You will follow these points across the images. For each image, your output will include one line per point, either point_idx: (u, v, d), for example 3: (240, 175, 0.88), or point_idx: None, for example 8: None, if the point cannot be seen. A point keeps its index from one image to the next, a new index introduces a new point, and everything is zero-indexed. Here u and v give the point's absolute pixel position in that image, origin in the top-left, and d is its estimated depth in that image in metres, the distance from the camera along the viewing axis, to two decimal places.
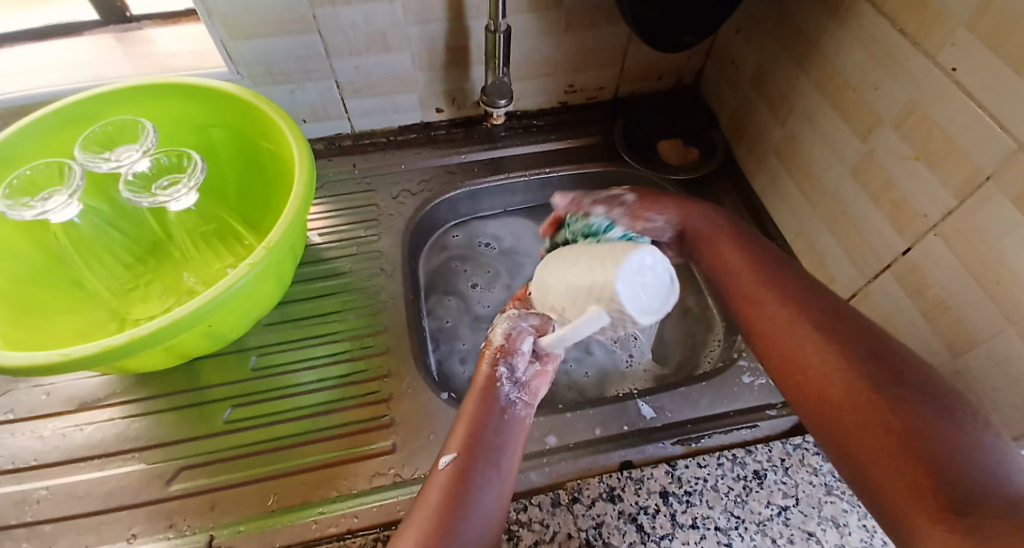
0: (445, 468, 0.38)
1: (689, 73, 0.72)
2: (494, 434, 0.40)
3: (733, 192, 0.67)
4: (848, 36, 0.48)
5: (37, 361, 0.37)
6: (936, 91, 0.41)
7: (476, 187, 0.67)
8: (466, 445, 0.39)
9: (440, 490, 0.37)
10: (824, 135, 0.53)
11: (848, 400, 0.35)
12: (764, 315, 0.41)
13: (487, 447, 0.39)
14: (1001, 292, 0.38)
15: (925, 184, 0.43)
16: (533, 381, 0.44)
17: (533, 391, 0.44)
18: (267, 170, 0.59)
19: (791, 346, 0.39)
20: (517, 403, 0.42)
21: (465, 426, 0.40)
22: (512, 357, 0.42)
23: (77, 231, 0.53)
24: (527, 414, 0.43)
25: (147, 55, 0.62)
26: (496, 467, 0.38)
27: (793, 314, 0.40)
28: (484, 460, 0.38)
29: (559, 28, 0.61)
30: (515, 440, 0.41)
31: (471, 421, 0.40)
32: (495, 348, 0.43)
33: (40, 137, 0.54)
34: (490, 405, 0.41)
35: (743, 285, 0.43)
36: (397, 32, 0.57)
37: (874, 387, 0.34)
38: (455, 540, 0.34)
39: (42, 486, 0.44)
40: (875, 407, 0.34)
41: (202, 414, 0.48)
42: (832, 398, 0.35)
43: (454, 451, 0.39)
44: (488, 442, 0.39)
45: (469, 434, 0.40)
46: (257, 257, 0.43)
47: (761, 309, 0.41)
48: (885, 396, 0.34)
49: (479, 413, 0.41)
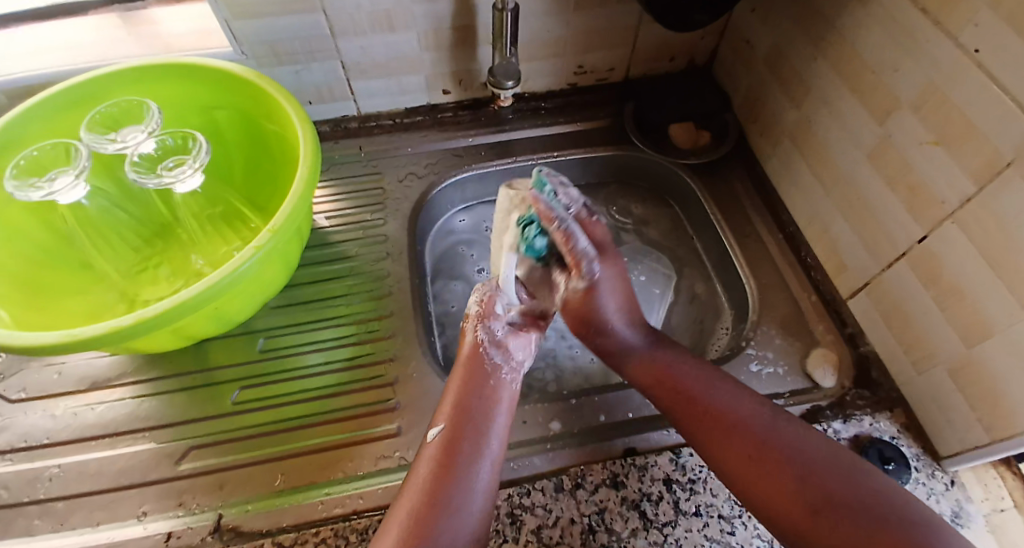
0: (432, 441, 0.40)
1: (701, 54, 0.70)
2: (481, 402, 0.42)
3: (745, 176, 0.66)
4: (868, 15, 0.46)
5: (45, 341, 0.37)
6: (958, 72, 0.39)
7: (484, 170, 0.66)
8: (452, 416, 0.41)
9: (432, 460, 0.39)
10: (840, 118, 0.51)
11: (784, 485, 0.36)
12: (680, 398, 0.43)
13: (475, 418, 0.41)
14: (1018, 283, 0.37)
15: (944, 170, 0.42)
16: (512, 341, 0.46)
17: (517, 352, 0.46)
18: (272, 152, 0.59)
19: (706, 417, 0.41)
20: (501, 367, 0.44)
21: (451, 397, 0.42)
22: (489, 320, 0.46)
23: (86, 213, 0.54)
24: (513, 380, 0.45)
25: (151, 36, 0.62)
26: (485, 433, 0.40)
27: (712, 398, 0.42)
28: (472, 428, 0.40)
29: (569, 7, 0.60)
30: (502, 405, 0.42)
31: (459, 392, 0.42)
32: (474, 317, 0.46)
33: (45, 118, 0.54)
34: (474, 374, 0.43)
35: (654, 369, 0.45)
36: (403, 11, 0.56)
37: (804, 470, 0.37)
38: (448, 506, 0.36)
39: (54, 464, 0.45)
40: (810, 490, 0.36)
41: (210, 394, 0.48)
42: (766, 483, 0.37)
43: (441, 424, 0.41)
44: (476, 412, 0.41)
45: (457, 403, 0.42)
46: (263, 240, 0.42)
47: (683, 391, 0.43)
48: (818, 478, 0.36)
49: (465, 384, 0.43)
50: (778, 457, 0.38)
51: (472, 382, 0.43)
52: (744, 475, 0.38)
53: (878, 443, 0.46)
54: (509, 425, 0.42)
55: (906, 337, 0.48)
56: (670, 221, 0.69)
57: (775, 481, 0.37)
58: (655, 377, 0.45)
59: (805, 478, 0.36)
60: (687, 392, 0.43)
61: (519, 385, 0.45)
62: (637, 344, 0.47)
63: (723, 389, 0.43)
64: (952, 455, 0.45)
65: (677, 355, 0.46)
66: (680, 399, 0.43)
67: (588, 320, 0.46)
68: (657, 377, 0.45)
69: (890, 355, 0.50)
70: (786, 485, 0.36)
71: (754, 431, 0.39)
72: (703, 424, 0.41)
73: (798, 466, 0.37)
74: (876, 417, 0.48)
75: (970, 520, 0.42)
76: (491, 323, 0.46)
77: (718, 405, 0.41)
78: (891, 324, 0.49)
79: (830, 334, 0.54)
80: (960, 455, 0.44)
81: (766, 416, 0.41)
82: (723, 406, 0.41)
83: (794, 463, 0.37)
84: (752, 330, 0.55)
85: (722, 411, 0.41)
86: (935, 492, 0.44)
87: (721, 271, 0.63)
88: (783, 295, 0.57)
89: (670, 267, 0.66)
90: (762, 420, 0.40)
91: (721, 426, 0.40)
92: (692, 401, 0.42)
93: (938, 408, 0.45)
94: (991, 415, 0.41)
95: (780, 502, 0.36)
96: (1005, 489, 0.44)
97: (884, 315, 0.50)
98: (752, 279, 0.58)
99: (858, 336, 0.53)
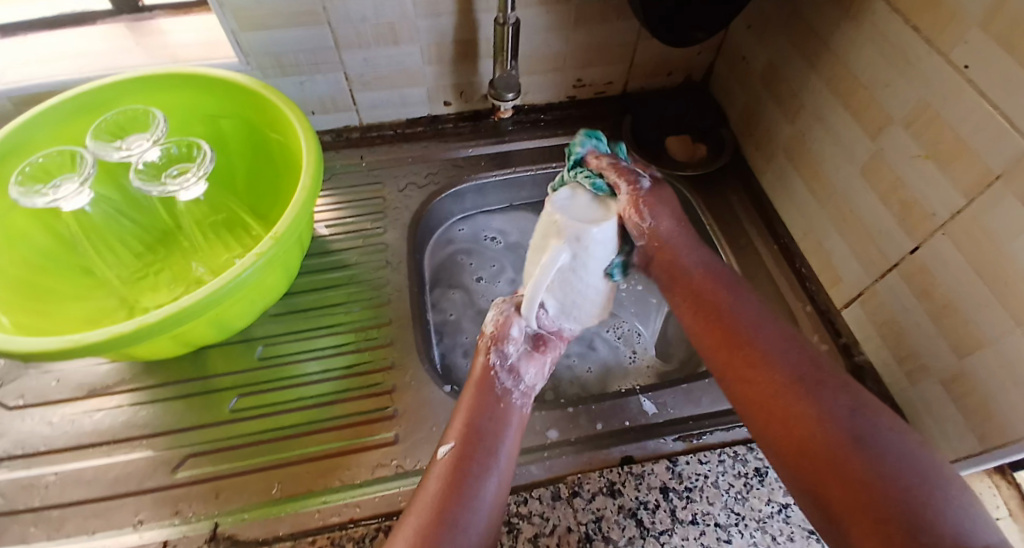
0: (442, 458, 0.40)
1: (698, 69, 0.72)
2: (490, 422, 0.42)
3: (740, 188, 0.67)
4: (860, 34, 0.47)
5: (46, 346, 0.38)
6: (947, 89, 0.40)
7: (483, 181, 0.67)
8: (464, 433, 0.41)
9: (440, 477, 0.39)
10: (834, 133, 0.52)
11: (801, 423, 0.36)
12: (716, 318, 0.44)
13: (484, 438, 0.41)
14: (1008, 294, 0.38)
15: (935, 184, 0.42)
16: (526, 365, 0.47)
17: (528, 375, 0.47)
18: (275, 160, 0.59)
19: (739, 344, 0.41)
20: (512, 391, 0.45)
21: (463, 415, 0.43)
22: (503, 343, 0.46)
23: (90, 222, 0.55)
24: (525, 403, 0.45)
25: (160, 46, 0.62)
26: (493, 453, 0.40)
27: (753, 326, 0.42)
28: (481, 447, 0.40)
29: (569, 22, 0.61)
30: (512, 424, 0.43)
31: (469, 411, 0.43)
32: (488, 339, 0.46)
33: (52, 127, 0.54)
34: (485, 394, 0.44)
35: (698, 291, 0.46)
36: (406, 25, 0.57)
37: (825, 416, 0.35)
38: (452, 519, 0.36)
39: (49, 472, 0.45)
40: (825, 435, 0.34)
41: (208, 402, 0.48)
42: (784, 422, 0.36)
43: (452, 441, 0.41)
44: (485, 432, 0.41)
45: (467, 421, 0.42)
46: (265, 247, 0.43)
47: (721, 315, 0.44)
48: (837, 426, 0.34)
49: (477, 403, 0.43)
50: (799, 402, 0.36)
51: (482, 400, 0.43)
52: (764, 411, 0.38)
53: None
54: (516, 448, 0.42)
55: (900, 348, 0.48)
56: None
57: (791, 422, 0.36)
58: (696, 299, 0.46)
59: (822, 423, 0.35)
60: (733, 323, 0.43)
61: (530, 408, 0.45)
62: (693, 270, 0.47)
63: (766, 328, 0.42)
64: (958, 459, 0.44)
65: (727, 285, 0.46)
66: (716, 319, 0.44)
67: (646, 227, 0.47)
68: (708, 304, 0.45)
69: (884, 365, 0.50)
70: (805, 423, 0.35)
71: (784, 373, 0.38)
72: (738, 358, 0.41)
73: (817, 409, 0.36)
74: None
75: None
76: (505, 345, 0.46)
77: (760, 343, 0.41)
78: (885, 335, 0.50)
79: (825, 344, 0.54)
80: (966, 459, 0.44)
81: (801, 362, 0.39)
82: (758, 336, 0.41)
83: (811, 406, 0.36)
84: None
85: (759, 348, 0.40)
86: None
87: None
88: (778, 306, 0.58)
89: None
90: (796, 364, 0.39)
91: (757, 362, 0.40)
92: (733, 335, 0.42)
93: (932, 418, 0.46)
94: (984, 426, 0.42)
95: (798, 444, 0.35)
96: (999, 498, 0.44)
97: (877, 325, 0.50)
98: None
99: (852, 347, 0.53)
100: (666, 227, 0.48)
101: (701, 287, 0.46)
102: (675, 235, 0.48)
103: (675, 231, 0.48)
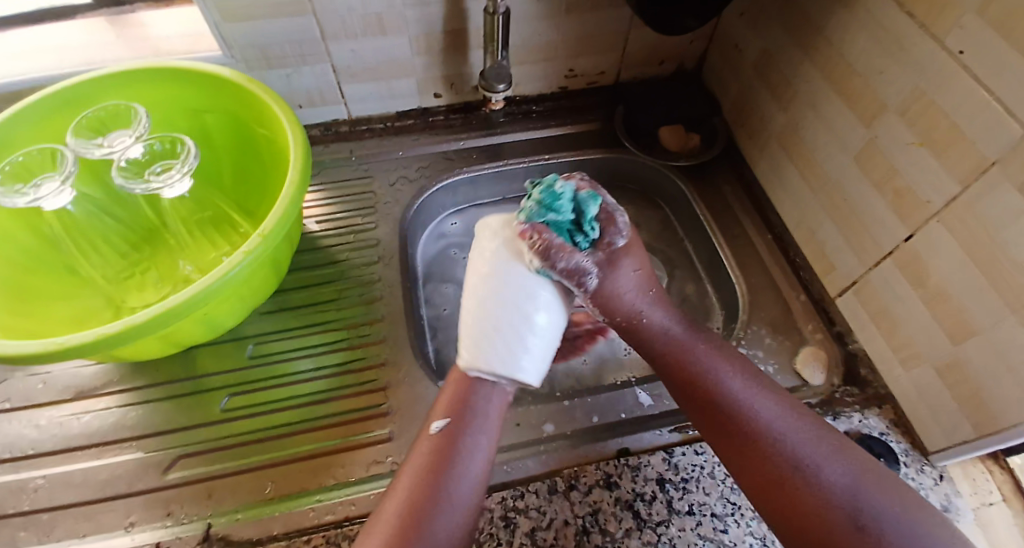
0: (435, 432, 0.40)
1: (691, 57, 0.71)
2: (484, 395, 0.41)
3: (734, 178, 0.66)
4: (854, 20, 0.47)
5: (30, 350, 0.37)
6: (943, 75, 0.40)
7: (475, 173, 0.66)
8: (456, 406, 0.41)
9: (428, 452, 0.39)
10: (828, 121, 0.52)
11: (800, 502, 0.35)
12: (698, 387, 0.42)
13: (477, 411, 0.40)
14: (1003, 281, 0.38)
15: (929, 171, 0.42)
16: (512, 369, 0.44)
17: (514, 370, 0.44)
18: (262, 155, 0.58)
19: (727, 417, 0.40)
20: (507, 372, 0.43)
21: (452, 388, 0.42)
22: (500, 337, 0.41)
23: (72, 219, 0.53)
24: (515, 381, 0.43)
25: (141, 40, 0.61)
26: (482, 431, 0.40)
27: (733, 394, 0.41)
28: (473, 423, 0.40)
29: (560, 11, 0.60)
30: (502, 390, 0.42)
31: (462, 383, 0.42)
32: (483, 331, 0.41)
33: (32, 124, 0.53)
34: (479, 364, 0.42)
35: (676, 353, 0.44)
36: (394, 15, 0.56)
37: (820, 492, 0.35)
38: (440, 497, 0.36)
39: (39, 475, 0.44)
40: (822, 514, 0.34)
41: (199, 402, 0.48)
42: (780, 501, 0.36)
43: (446, 416, 0.40)
44: (478, 407, 0.41)
45: (460, 396, 0.41)
46: (252, 245, 0.42)
47: (699, 383, 0.42)
48: (831, 505, 0.35)
49: (470, 374, 0.42)
50: (801, 484, 0.36)
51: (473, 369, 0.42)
52: (760, 488, 0.37)
53: (869, 439, 0.46)
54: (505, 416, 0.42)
55: (894, 336, 0.48)
56: (660, 221, 0.70)
57: (784, 499, 0.36)
58: (676, 367, 0.43)
59: (817, 501, 0.35)
60: (722, 405, 0.40)
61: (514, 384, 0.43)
62: (670, 342, 0.44)
63: (757, 400, 0.40)
64: (940, 451, 0.45)
65: (713, 352, 0.43)
66: (698, 388, 0.42)
67: (614, 307, 0.44)
68: (689, 379, 0.42)
69: (878, 353, 0.50)
70: (806, 501, 0.35)
71: (782, 454, 0.37)
72: (725, 441, 0.40)
73: (811, 485, 0.35)
74: (865, 413, 0.48)
75: (959, 514, 0.43)
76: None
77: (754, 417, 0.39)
78: (879, 324, 0.49)
79: (820, 333, 0.54)
80: (949, 449, 0.44)
81: (801, 437, 0.38)
82: (743, 406, 0.40)
83: (803, 483, 0.36)
84: (743, 330, 0.55)
85: (750, 419, 0.39)
86: (922, 486, 0.44)
87: (712, 271, 0.63)
88: (773, 295, 0.57)
89: (662, 269, 0.66)
90: (794, 439, 0.38)
91: (750, 444, 0.38)
92: (720, 417, 0.40)
93: (926, 405, 0.46)
94: (978, 412, 0.42)
95: (795, 524, 0.35)
96: (992, 483, 0.44)
97: (871, 314, 0.50)
98: (742, 280, 0.59)
99: (847, 335, 0.53)
100: (638, 306, 0.45)
101: (681, 357, 0.43)
102: (651, 307, 0.46)
103: (654, 307, 0.46)
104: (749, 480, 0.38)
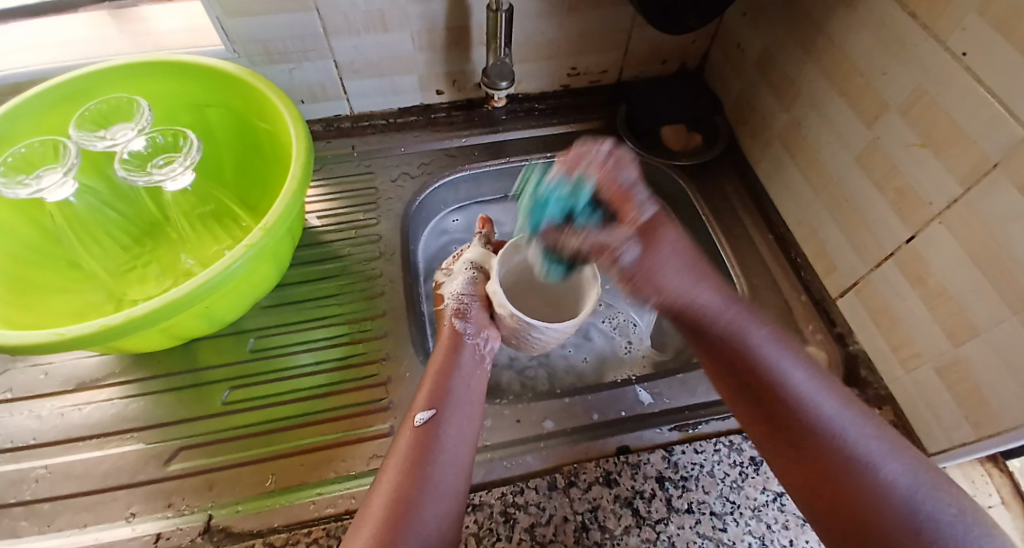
0: (418, 423, 0.40)
1: (693, 57, 0.71)
2: (462, 384, 0.43)
3: (735, 178, 0.66)
4: (856, 20, 0.47)
5: (30, 340, 0.37)
6: (944, 75, 0.40)
7: (478, 171, 0.66)
8: (438, 399, 0.42)
9: (414, 444, 0.39)
10: (830, 121, 0.52)
11: (849, 502, 0.34)
12: (746, 385, 0.40)
13: (456, 400, 0.42)
14: (1004, 281, 0.38)
15: (930, 171, 0.42)
16: (486, 329, 0.48)
17: (487, 342, 0.47)
18: (263, 151, 0.58)
19: (774, 414, 0.38)
20: (485, 358, 0.47)
21: (430, 383, 0.43)
22: (465, 313, 0.47)
23: (73, 212, 0.53)
24: (489, 364, 0.47)
25: (143, 34, 0.61)
26: (464, 419, 0.41)
27: (782, 388, 0.38)
28: (455, 412, 0.41)
29: (562, 9, 0.60)
30: (474, 385, 0.44)
31: (439, 374, 0.44)
32: (449, 309, 0.48)
33: (33, 116, 0.53)
34: (453, 356, 0.45)
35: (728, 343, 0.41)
36: (396, 11, 0.56)
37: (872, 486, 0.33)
38: (431, 483, 0.37)
39: (40, 465, 0.44)
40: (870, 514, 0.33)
41: (198, 396, 0.48)
42: (829, 498, 0.35)
43: (429, 408, 0.41)
44: (458, 397, 0.42)
45: (438, 386, 0.43)
46: (255, 239, 0.42)
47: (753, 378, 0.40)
48: (881, 502, 0.33)
49: (446, 366, 0.44)
50: (855, 478, 0.34)
51: (447, 365, 0.44)
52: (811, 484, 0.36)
53: None
54: (481, 408, 0.43)
55: (894, 336, 0.48)
56: None
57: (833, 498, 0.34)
58: (726, 357, 0.41)
59: (866, 496, 0.33)
60: (773, 400, 0.38)
61: (489, 369, 0.46)
62: (723, 327, 0.41)
63: (809, 393, 0.38)
64: (939, 452, 0.46)
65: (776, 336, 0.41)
66: (746, 386, 0.40)
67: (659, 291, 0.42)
68: (746, 370, 0.40)
69: (878, 354, 0.50)
70: (857, 499, 0.33)
71: (832, 449, 0.35)
72: (776, 437, 0.38)
73: (858, 482, 0.34)
74: None
75: None
76: (464, 332, 0.47)
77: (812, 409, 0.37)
78: (880, 324, 0.50)
79: (820, 333, 0.55)
80: (950, 451, 0.45)
81: (861, 430, 0.36)
82: (793, 402, 0.38)
83: (849, 482, 0.34)
84: None
85: (801, 415, 0.37)
86: None
87: None
88: (773, 295, 0.58)
89: None
90: (855, 433, 0.36)
91: (802, 441, 0.37)
92: (773, 409, 0.38)
93: (926, 406, 0.46)
94: (978, 413, 0.42)
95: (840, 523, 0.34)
96: (992, 486, 0.44)
97: (872, 314, 0.50)
98: (743, 279, 0.59)
99: (847, 336, 0.53)
100: (693, 290, 0.42)
101: (728, 346, 0.41)
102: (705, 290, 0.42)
103: (707, 291, 0.42)
104: (795, 478, 0.37)
